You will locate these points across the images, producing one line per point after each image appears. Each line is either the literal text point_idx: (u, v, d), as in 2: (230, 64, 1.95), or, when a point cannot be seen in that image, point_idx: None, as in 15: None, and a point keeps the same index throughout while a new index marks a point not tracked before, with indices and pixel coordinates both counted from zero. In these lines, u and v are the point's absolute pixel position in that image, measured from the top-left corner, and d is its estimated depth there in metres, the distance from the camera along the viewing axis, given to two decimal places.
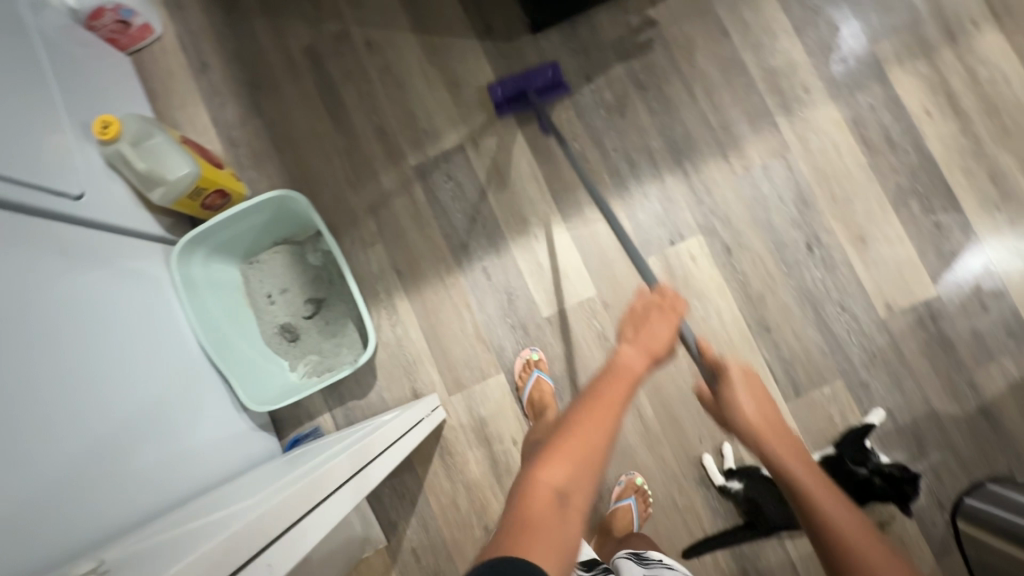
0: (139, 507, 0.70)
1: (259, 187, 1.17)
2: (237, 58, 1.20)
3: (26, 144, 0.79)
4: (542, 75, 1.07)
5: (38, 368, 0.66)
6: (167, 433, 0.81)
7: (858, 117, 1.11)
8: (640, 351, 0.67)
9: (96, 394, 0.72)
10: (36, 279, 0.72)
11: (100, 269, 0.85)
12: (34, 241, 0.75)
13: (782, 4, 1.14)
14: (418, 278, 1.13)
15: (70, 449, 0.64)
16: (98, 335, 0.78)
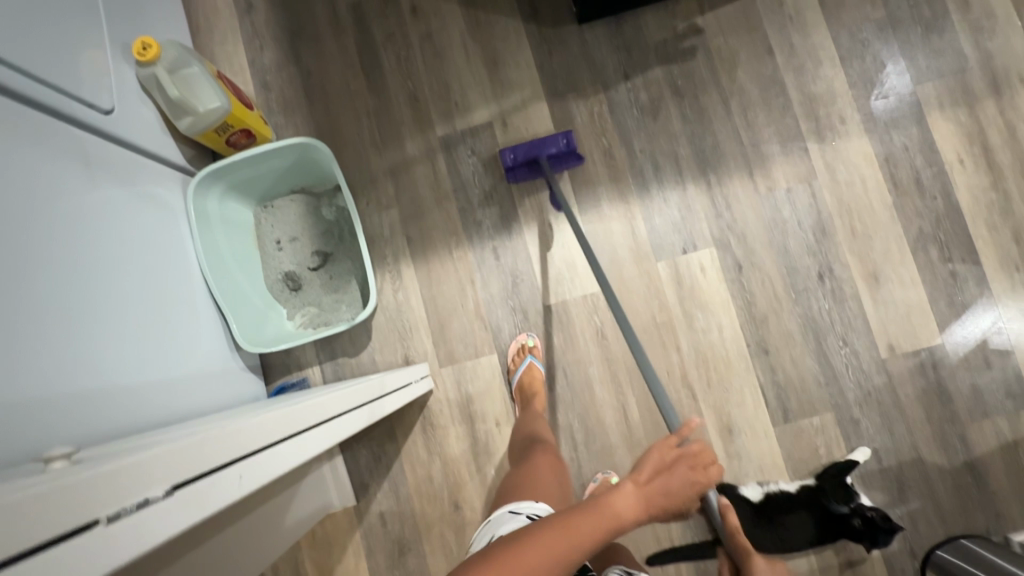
0: (118, 420, 0.70)
1: (285, 134, 1.18)
2: (283, 4, 1.21)
3: (63, 51, 0.80)
4: (554, 142, 1.05)
5: (35, 266, 0.66)
6: (157, 355, 0.82)
7: (890, 155, 1.10)
8: (640, 504, 0.58)
9: (91, 303, 0.72)
10: (50, 182, 0.73)
11: (117, 184, 0.86)
12: (55, 144, 0.76)
13: (831, 31, 1.13)
14: (427, 247, 1.13)
15: (54, 349, 0.65)
16: (104, 248, 0.78)
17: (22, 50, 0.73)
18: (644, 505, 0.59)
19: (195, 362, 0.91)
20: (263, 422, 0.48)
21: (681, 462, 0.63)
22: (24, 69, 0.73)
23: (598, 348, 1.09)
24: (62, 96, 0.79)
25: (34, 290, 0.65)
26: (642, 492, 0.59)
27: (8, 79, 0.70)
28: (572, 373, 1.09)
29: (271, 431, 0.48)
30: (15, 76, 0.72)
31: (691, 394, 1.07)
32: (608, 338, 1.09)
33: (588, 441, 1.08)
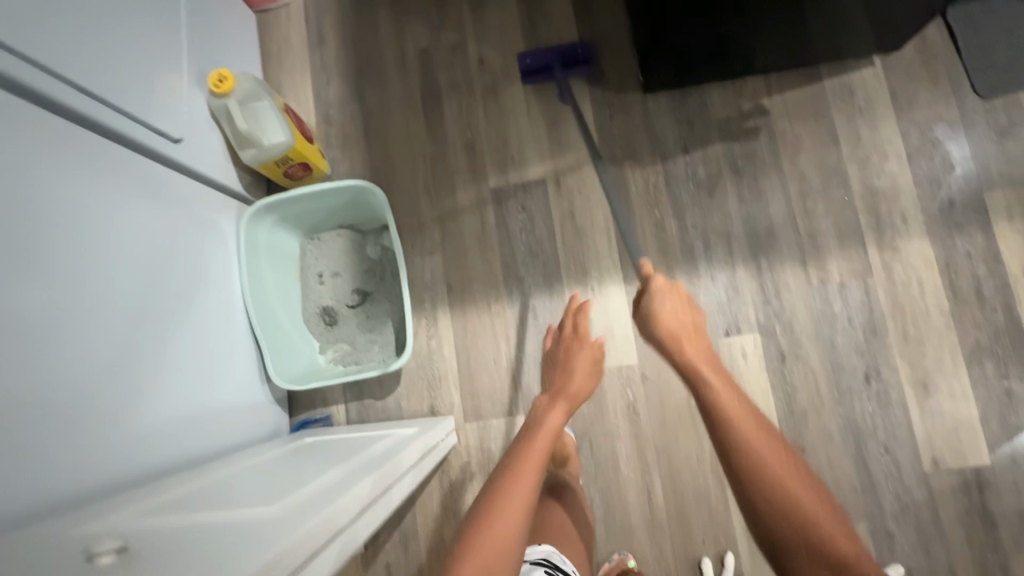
0: (138, 465, 0.71)
1: (339, 169, 1.19)
2: (354, 42, 1.23)
3: (135, 79, 0.81)
4: (572, 52, 1.14)
5: (78, 308, 0.66)
6: (184, 395, 0.81)
7: (951, 261, 1.06)
8: (563, 401, 0.77)
9: (127, 342, 0.72)
10: (107, 216, 0.73)
11: (172, 214, 0.86)
12: (116, 174, 0.77)
13: (901, 127, 1.11)
14: (466, 297, 1.13)
15: (88, 393, 0.66)
16: (149, 282, 0.78)
17: (92, 74, 0.74)
18: (571, 398, 0.78)
19: (221, 401, 0.89)
20: (298, 540, 0.47)
21: (579, 339, 0.87)
22: (93, 94, 0.74)
23: (628, 422, 1.07)
24: (128, 121, 0.80)
25: (71, 331, 0.65)
26: (560, 392, 0.79)
27: (72, 102, 0.71)
28: (599, 444, 1.06)
29: (300, 553, 0.47)
30: (81, 100, 0.73)
31: (719, 483, 1.04)
32: (639, 413, 1.07)
33: (607, 517, 1.05)
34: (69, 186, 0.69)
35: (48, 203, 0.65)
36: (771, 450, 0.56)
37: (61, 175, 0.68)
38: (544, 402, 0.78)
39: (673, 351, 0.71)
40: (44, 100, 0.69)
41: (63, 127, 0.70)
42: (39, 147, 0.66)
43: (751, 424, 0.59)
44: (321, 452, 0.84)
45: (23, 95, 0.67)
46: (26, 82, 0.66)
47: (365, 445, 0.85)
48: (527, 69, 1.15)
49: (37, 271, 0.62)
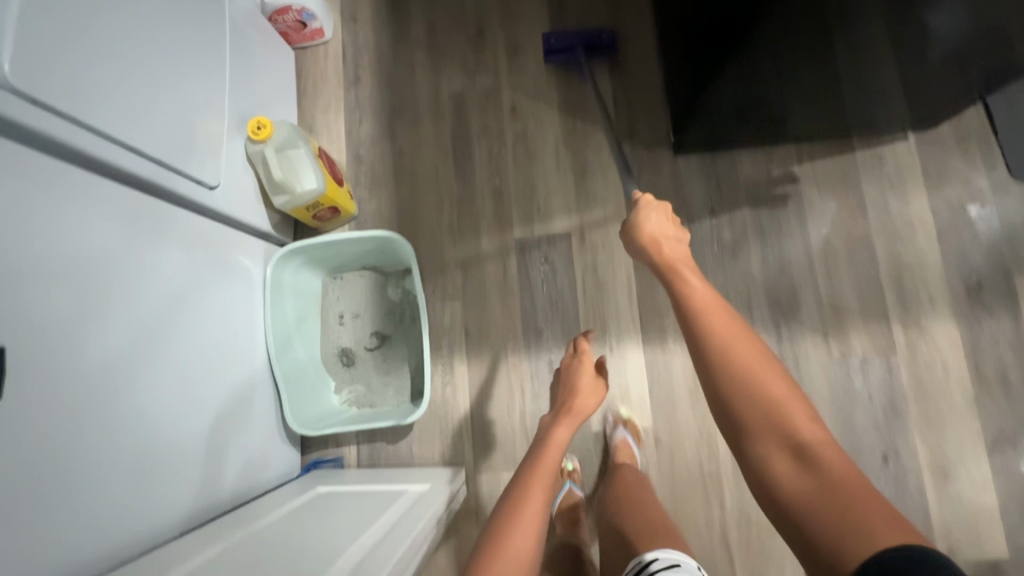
0: (143, 528, 0.71)
1: (366, 208, 1.20)
2: (389, 83, 1.25)
3: (177, 128, 0.81)
4: (596, 35, 1.16)
5: (86, 386, 0.65)
6: (190, 456, 0.79)
7: (978, 344, 1.05)
8: (565, 422, 0.84)
9: (131, 410, 0.70)
10: (123, 279, 0.72)
11: (191, 265, 0.85)
12: (139, 231, 0.76)
13: (933, 202, 1.10)
14: (484, 346, 1.13)
15: (103, 458, 0.66)
16: (161, 343, 0.77)
17: (136, 126, 0.73)
18: (573, 419, 0.85)
19: (227, 455, 0.88)
20: None
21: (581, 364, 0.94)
22: (135, 146, 0.74)
23: None
24: (166, 171, 0.79)
25: (75, 411, 0.63)
26: (560, 412, 0.86)
27: (112, 156, 0.71)
28: None
29: None
30: (122, 152, 0.72)
31: (727, 554, 1.02)
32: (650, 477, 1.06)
33: None
34: (86, 252, 0.67)
35: (62, 276, 0.63)
36: (752, 352, 0.57)
37: (81, 241, 0.67)
38: (547, 424, 0.86)
39: (656, 258, 0.70)
40: (79, 154, 0.67)
41: (90, 186, 0.69)
42: (62, 212, 0.64)
43: (743, 348, 0.58)
44: (322, 517, 0.84)
45: (53, 149, 0.65)
46: (59, 137, 0.64)
47: (367, 513, 0.85)
48: (551, 49, 1.18)
49: (45, 353, 0.60)
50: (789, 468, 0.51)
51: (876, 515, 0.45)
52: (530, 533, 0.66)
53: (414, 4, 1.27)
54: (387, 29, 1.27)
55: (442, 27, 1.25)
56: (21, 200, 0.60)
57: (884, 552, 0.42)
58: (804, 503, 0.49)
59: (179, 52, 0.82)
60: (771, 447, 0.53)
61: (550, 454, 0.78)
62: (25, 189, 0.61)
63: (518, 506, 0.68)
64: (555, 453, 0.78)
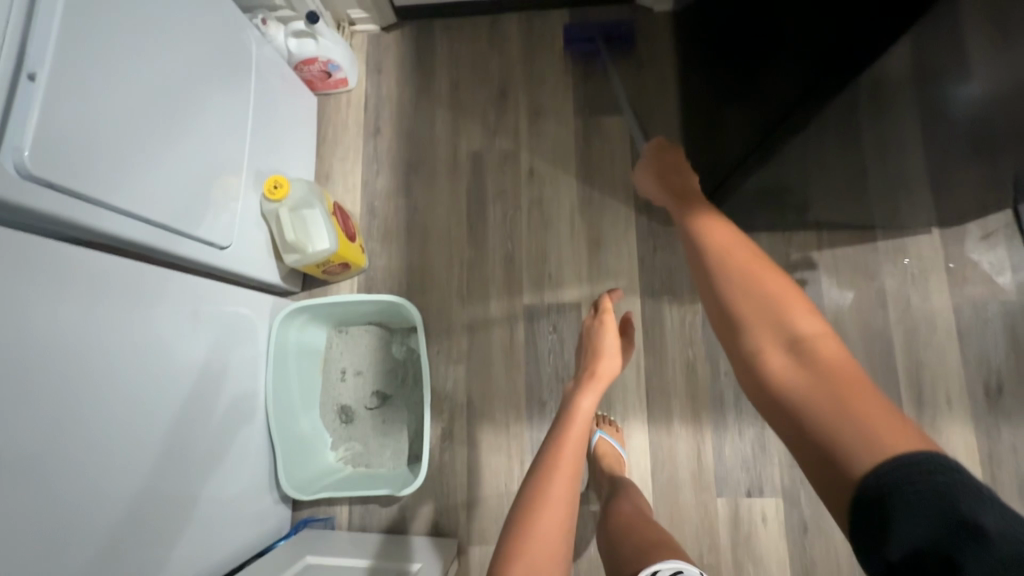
0: None
1: (376, 262, 1.19)
2: (409, 136, 1.24)
3: (191, 192, 0.79)
4: (616, 29, 1.21)
5: (69, 478, 0.62)
6: (174, 533, 0.77)
7: (994, 451, 1.01)
8: (590, 387, 0.83)
9: (129, 484, 0.69)
10: (119, 355, 0.69)
11: (199, 326, 0.84)
12: (139, 301, 0.73)
13: (954, 300, 1.07)
14: (486, 413, 1.11)
15: (95, 538, 0.65)
16: (154, 415, 0.74)
17: (149, 197, 0.72)
18: (598, 384, 0.84)
19: (214, 524, 0.85)
20: None
21: (601, 325, 0.92)
22: (147, 216, 0.72)
23: None
24: (176, 236, 0.77)
25: (54, 509, 0.60)
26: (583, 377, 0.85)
27: (121, 229, 0.68)
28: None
29: None
30: (133, 224, 0.70)
31: None
32: None
33: None
34: (80, 332, 0.64)
35: (49, 366, 0.60)
36: (762, 272, 0.62)
37: (90, 321, 0.65)
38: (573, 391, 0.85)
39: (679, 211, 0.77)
40: (86, 230, 0.65)
41: (92, 262, 0.67)
42: (57, 296, 0.62)
43: (752, 270, 0.62)
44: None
45: (57, 225, 0.63)
46: (65, 216, 0.62)
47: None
48: (573, 39, 1.21)
49: (27, 452, 0.57)
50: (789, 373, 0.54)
51: (880, 420, 0.47)
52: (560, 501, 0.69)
53: (440, 59, 1.27)
54: (411, 82, 1.27)
55: (465, 83, 1.26)
56: (13, 289, 0.57)
57: (885, 461, 0.44)
58: (806, 403, 0.52)
59: (196, 114, 0.80)
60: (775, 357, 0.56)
61: (578, 420, 0.78)
62: (22, 277, 0.58)
63: (547, 477, 0.71)
64: (584, 418, 0.79)
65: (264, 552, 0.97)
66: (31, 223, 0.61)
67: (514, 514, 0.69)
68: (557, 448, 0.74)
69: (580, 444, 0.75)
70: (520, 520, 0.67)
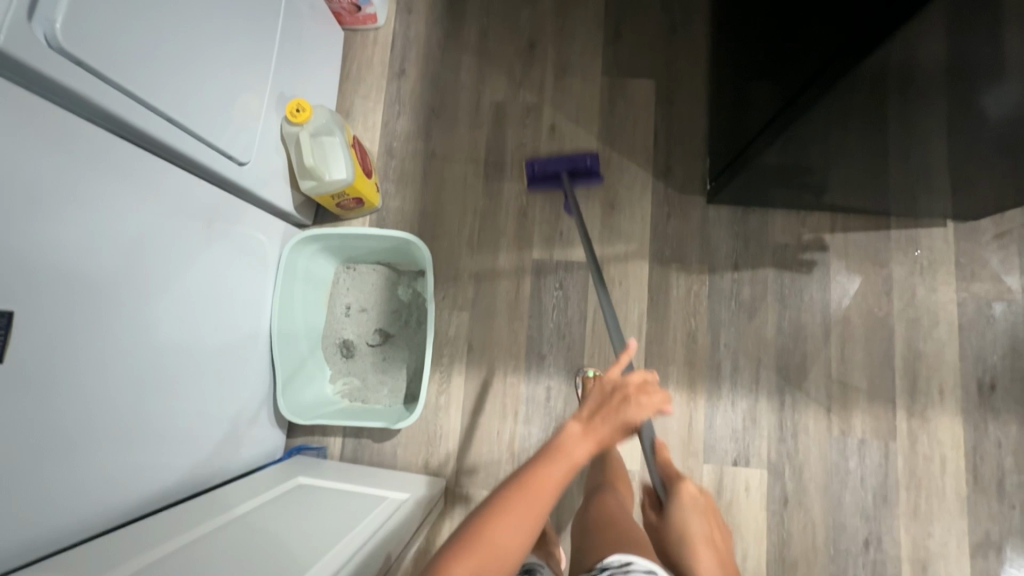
0: (130, 497, 0.72)
1: (389, 202, 1.19)
2: (432, 80, 1.23)
3: (214, 99, 0.78)
4: (581, 158, 1.12)
5: (80, 360, 0.64)
6: (173, 436, 0.78)
7: (979, 445, 1.03)
8: (589, 440, 0.64)
9: (135, 379, 0.71)
10: (127, 249, 0.69)
11: (212, 238, 0.84)
12: (153, 201, 0.73)
13: (959, 295, 1.08)
14: (485, 361, 1.12)
15: (100, 425, 0.67)
16: (163, 316, 0.75)
17: (172, 94, 0.71)
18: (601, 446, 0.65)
19: (211, 435, 0.87)
20: None
21: (637, 404, 0.67)
22: (167, 113, 0.71)
23: None
24: (198, 143, 0.77)
25: (51, 385, 0.60)
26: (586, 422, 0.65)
27: (143, 122, 0.68)
28: None
29: None
30: (155, 120, 0.70)
31: None
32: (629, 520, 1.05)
33: None
34: (92, 218, 0.64)
35: (57, 244, 0.60)
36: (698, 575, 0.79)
37: (109, 208, 0.66)
38: (573, 434, 0.64)
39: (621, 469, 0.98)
40: (107, 116, 0.65)
41: (108, 149, 0.66)
42: (73, 177, 0.61)
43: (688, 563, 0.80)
44: (290, 512, 0.83)
45: (82, 108, 0.63)
46: (92, 97, 0.61)
47: (333, 515, 0.83)
48: (534, 176, 1.13)
49: (29, 325, 0.57)
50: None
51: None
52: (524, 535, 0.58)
53: (471, 5, 1.25)
54: (439, 26, 1.25)
55: (494, 33, 1.24)
56: (33, 164, 0.57)
57: None
58: None
59: (224, 20, 0.78)
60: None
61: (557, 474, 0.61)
62: (46, 154, 0.58)
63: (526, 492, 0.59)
64: (565, 472, 0.62)
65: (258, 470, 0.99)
66: (54, 100, 0.61)
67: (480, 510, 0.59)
68: (538, 476, 0.61)
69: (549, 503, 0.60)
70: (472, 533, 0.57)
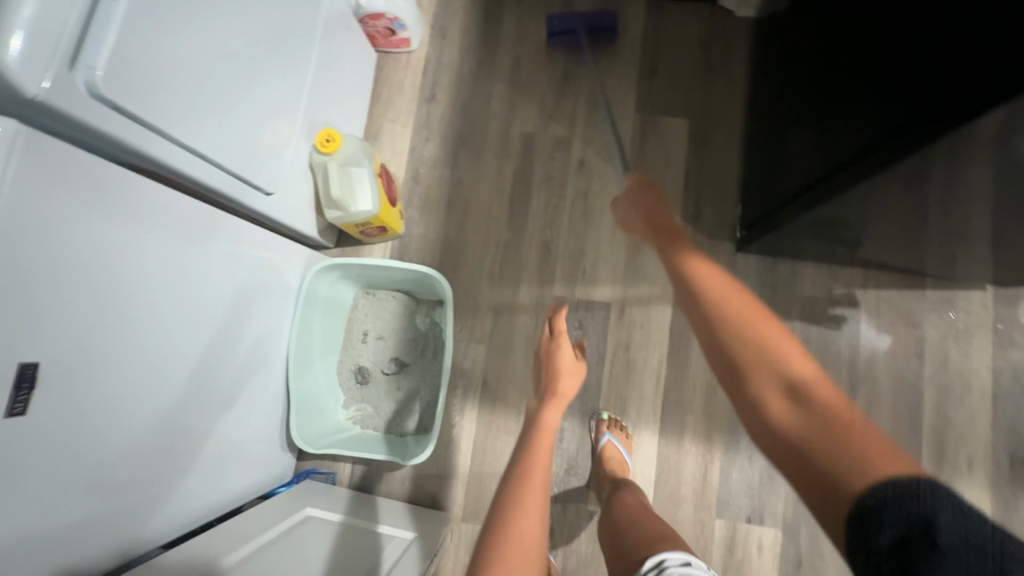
0: (141, 532, 0.72)
1: (412, 229, 1.18)
2: (463, 107, 1.22)
3: (244, 132, 0.78)
4: (599, 17, 1.16)
5: (102, 401, 0.63)
6: (188, 466, 0.78)
7: (1007, 521, 0.99)
8: (552, 405, 0.85)
9: (152, 415, 0.71)
10: (152, 283, 0.69)
11: (235, 267, 0.84)
12: (179, 235, 0.72)
13: (994, 363, 1.04)
14: (499, 397, 1.11)
15: (119, 461, 0.67)
16: (184, 347, 0.75)
17: (204, 130, 0.71)
18: (559, 401, 0.86)
19: (223, 462, 0.86)
20: None
21: (558, 347, 0.94)
22: (199, 151, 0.71)
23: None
24: (227, 176, 0.77)
25: (67, 431, 0.59)
26: (546, 395, 0.87)
27: (173, 160, 0.68)
28: None
29: None
30: (186, 157, 0.69)
31: None
32: None
33: None
34: (118, 256, 0.63)
35: (85, 285, 0.60)
36: (743, 306, 0.62)
37: (137, 245, 0.66)
38: (536, 412, 0.86)
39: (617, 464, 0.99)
40: (139, 156, 0.64)
41: (140, 188, 0.66)
42: (103, 219, 0.61)
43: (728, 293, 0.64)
44: (297, 544, 0.84)
45: (116, 148, 0.62)
46: (124, 138, 0.61)
47: (341, 549, 0.84)
48: (553, 30, 1.18)
49: (51, 372, 0.57)
50: (784, 406, 0.52)
51: (883, 453, 0.46)
52: (534, 535, 0.67)
53: (506, 34, 1.24)
54: (473, 53, 1.24)
55: (528, 62, 1.22)
56: (65, 209, 0.57)
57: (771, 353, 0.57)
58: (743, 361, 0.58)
59: (258, 52, 0.78)
60: (765, 373, 0.56)
61: (542, 454, 0.78)
62: (78, 200, 0.58)
63: (521, 495, 0.71)
64: (547, 443, 0.80)
65: (265, 497, 0.99)
66: (91, 142, 0.61)
67: (486, 534, 0.67)
68: (525, 474, 0.74)
69: (543, 487, 0.73)
70: (490, 553, 0.64)
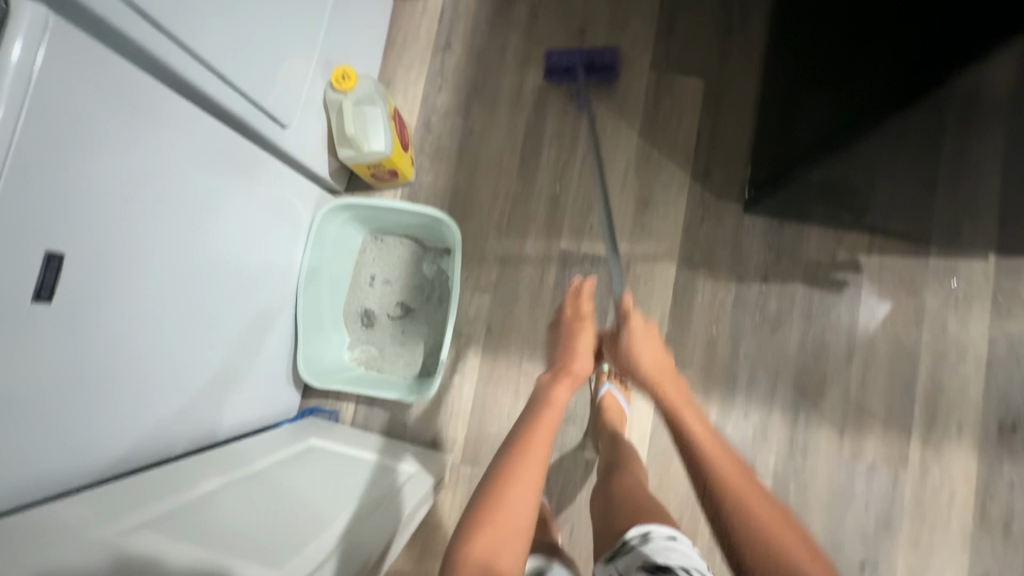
0: (153, 442, 0.74)
1: (422, 177, 1.19)
2: (478, 57, 1.22)
3: (263, 58, 0.78)
4: (600, 54, 1.14)
5: (121, 306, 0.65)
6: (198, 387, 0.80)
7: (991, 484, 1.02)
8: (566, 381, 0.84)
9: (166, 329, 0.72)
10: (171, 200, 0.70)
11: (249, 197, 0.85)
12: (199, 156, 0.73)
13: (991, 332, 1.05)
14: (502, 345, 1.13)
15: (135, 368, 0.69)
16: (200, 268, 0.77)
17: (225, 50, 0.71)
18: (572, 379, 0.84)
19: (231, 388, 0.88)
20: None
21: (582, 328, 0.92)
22: (217, 69, 0.71)
23: None
24: (245, 101, 0.78)
25: (88, 329, 0.61)
26: (559, 370, 0.86)
27: (195, 77, 0.68)
28: (579, 531, 1.07)
29: None
30: (207, 76, 0.70)
31: None
32: None
33: None
34: (138, 167, 0.64)
35: (109, 188, 0.61)
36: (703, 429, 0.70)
37: (158, 158, 0.67)
38: (546, 384, 0.85)
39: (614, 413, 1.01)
40: (161, 67, 0.65)
41: (163, 101, 0.67)
42: (127, 125, 0.62)
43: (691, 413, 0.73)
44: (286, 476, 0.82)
45: (139, 57, 0.63)
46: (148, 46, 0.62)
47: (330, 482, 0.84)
48: (552, 66, 1.15)
49: (76, 268, 0.58)
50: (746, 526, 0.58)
51: None
52: (523, 499, 0.65)
53: None
54: (490, 3, 1.23)
55: (545, 14, 1.21)
56: (93, 109, 0.58)
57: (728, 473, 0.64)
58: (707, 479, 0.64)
59: None
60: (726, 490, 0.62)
61: (549, 416, 0.78)
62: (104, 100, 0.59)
63: (514, 460, 0.69)
64: (553, 410, 0.79)
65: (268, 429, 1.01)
66: (116, 49, 0.61)
67: (483, 483, 0.68)
68: (526, 432, 0.74)
69: (545, 455, 0.71)
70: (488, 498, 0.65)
